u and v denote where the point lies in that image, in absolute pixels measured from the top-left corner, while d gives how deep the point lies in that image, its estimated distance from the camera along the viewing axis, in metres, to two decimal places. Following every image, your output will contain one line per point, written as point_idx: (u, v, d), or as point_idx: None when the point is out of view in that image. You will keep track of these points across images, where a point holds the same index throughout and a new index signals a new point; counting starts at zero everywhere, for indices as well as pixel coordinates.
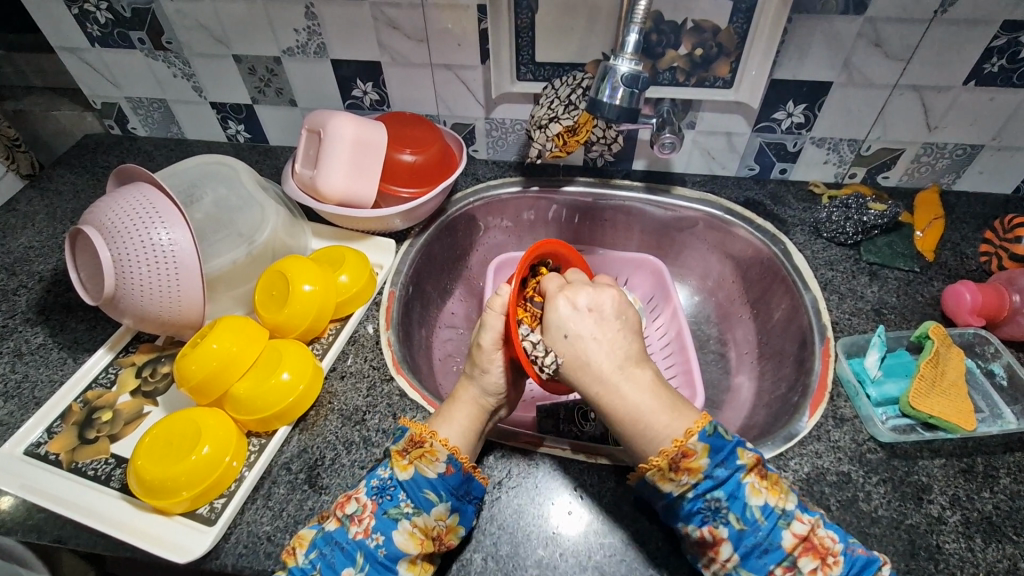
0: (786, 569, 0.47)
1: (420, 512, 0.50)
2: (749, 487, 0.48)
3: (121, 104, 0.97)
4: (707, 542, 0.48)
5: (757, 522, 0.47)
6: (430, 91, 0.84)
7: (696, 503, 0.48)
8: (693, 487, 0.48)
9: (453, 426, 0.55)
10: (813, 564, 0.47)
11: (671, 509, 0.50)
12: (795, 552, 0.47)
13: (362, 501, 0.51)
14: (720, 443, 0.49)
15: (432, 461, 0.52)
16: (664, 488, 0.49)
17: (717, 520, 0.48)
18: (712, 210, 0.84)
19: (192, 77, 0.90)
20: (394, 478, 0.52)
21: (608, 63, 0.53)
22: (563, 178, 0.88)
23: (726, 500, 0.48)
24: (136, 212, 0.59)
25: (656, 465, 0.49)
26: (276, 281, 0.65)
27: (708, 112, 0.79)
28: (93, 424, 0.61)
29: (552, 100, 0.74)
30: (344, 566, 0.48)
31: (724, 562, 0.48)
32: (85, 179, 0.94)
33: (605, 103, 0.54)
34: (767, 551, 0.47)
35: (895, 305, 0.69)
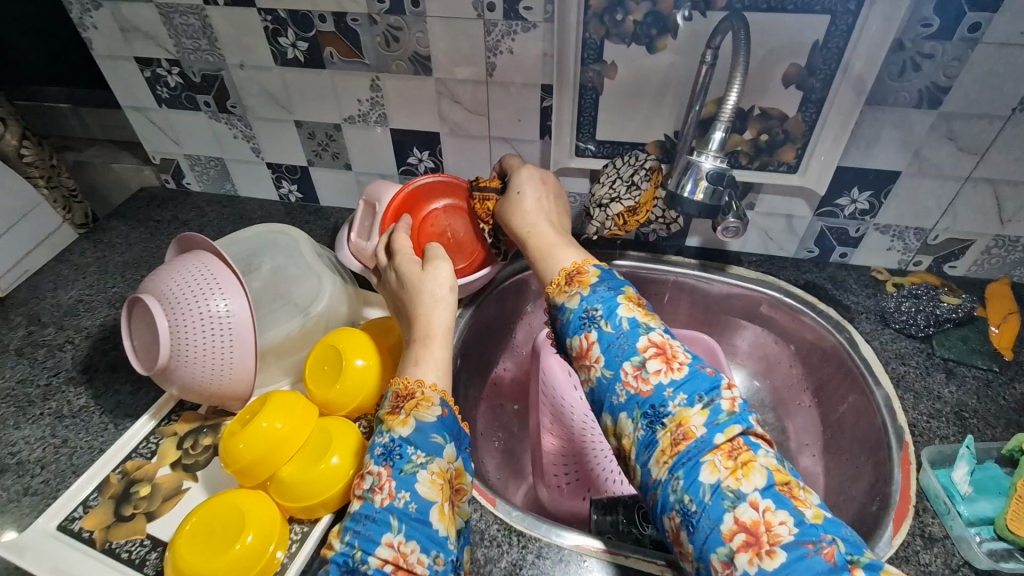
0: (636, 368, 0.48)
1: (433, 459, 0.48)
2: (623, 304, 0.52)
3: (179, 160, 0.99)
4: (583, 349, 0.52)
5: (623, 328, 0.50)
6: (486, 162, 0.84)
7: (577, 315, 0.53)
8: (581, 297, 0.54)
9: (430, 366, 0.55)
10: (660, 366, 0.48)
11: (564, 322, 0.54)
12: (647, 353, 0.48)
13: (375, 471, 0.48)
14: (608, 273, 0.56)
15: (427, 406, 0.51)
16: (559, 301, 0.56)
17: (591, 326, 0.52)
18: (771, 293, 0.81)
19: (251, 138, 0.91)
20: (396, 436, 0.49)
21: (693, 159, 0.56)
22: (616, 252, 0.86)
23: (602, 309, 0.52)
24: (196, 283, 0.58)
25: (556, 284, 0.57)
26: (328, 355, 0.63)
27: (768, 195, 0.77)
28: (130, 499, 0.58)
29: (613, 179, 0.73)
30: (382, 534, 0.45)
31: (594, 364, 0.50)
32: (138, 232, 0.95)
33: (686, 198, 0.56)
34: (624, 349, 0.49)
35: (977, 409, 0.65)
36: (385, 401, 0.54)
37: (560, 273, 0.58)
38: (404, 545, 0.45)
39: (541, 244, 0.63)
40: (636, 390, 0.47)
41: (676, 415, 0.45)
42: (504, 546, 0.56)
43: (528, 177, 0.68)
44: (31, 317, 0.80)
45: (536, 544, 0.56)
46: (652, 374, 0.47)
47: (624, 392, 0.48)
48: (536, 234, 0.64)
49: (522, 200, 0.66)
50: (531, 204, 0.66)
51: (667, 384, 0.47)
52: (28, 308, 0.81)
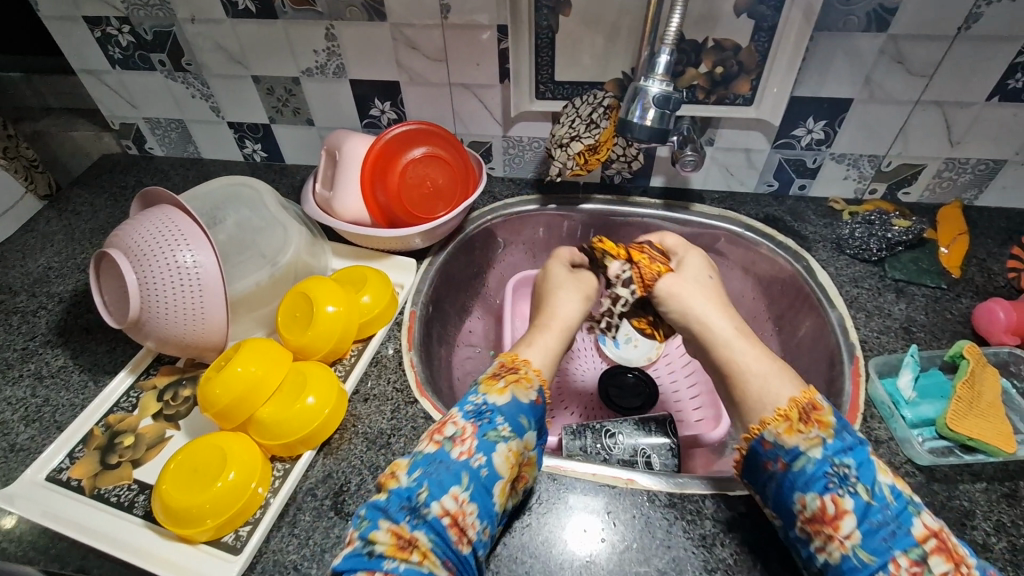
0: (914, 562, 0.43)
1: (516, 437, 0.52)
2: (877, 467, 0.48)
3: (139, 124, 0.97)
4: (828, 513, 0.46)
5: (887, 500, 0.46)
6: (449, 111, 0.84)
7: (822, 467, 0.48)
8: (824, 445, 0.49)
9: (534, 349, 0.62)
10: (946, 566, 0.42)
11: (808, 481, 0.48)
12: (927, 545, 0.43)
13: (461, 424, 0.52)
14: (840, 416, 0.51)
15: (526, 387, 0.56)
16: (787, 440, 0.50)
17: (843, 489, 0.47)
18: (732, 227, 0.83)
19: (211, 97, 0.90)
20: (490, 403, 0.54)
21: (640, 85, 0.55)
22: (581, 196, 0.88)
23: (855, 469, 0.47)
24: (161, 236, 0.59)
25: (780, 417, 0.51)
26: (299, 303, 0.64)
27: (727, 129, 0.79)
28: (114, 449, 0.60)
29: (572, 119, 0.73)
30: (451, 484, 0.48)
31: (843, 539, 0.45)
32: (103, 199, 0.94)
33: (635, 124, 0.56)
34: (893, 534, 0.44)
35: (925, 323, 0.68)
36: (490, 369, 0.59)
37: (787, 405, 0.52)
38: (466, 503, 0.48)
39: (730, 349, 0.60)
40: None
41: None
42: None
43: (699, 263, 0.70)
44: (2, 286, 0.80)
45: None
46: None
47: None
48: (723, 330, 0.62)
49: (694, 287, 0.66)
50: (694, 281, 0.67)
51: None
52: None
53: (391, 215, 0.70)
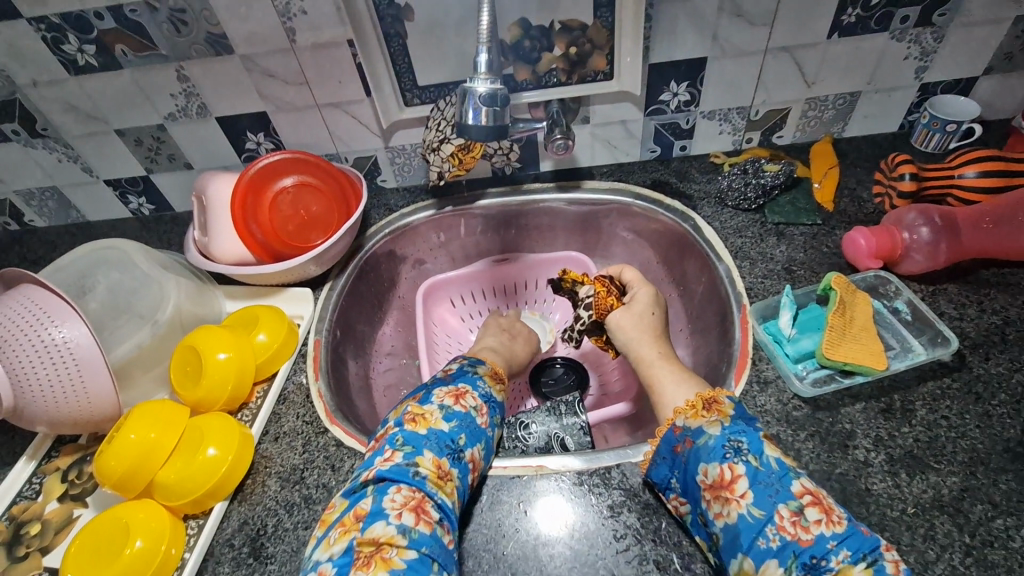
0: (792, 513, 0.46)
1: (502, 425, 0.63)
2: (770, 442, 0.50)
3: (12, 198, 0.93)
4: (725, 479, 0.49)
5: (774, 467, 0.48)
6: (324, 131, 0.83)
7: (720, 440, 0.50)
8: (723, 425, 0.51)
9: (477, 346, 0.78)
10: (819, 515, 0.45)
11: (731, 459, 0.49)
12: (804, 499, 0.46)
13: (478, 402, 0.61)
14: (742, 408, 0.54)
15: (507, 388, 0.69)
16: (693, 424, 0.52)
17: (738, 459, 0.49)
18: (622, 198, 0.85)
19: (78, 158, 0.87)
20: (495, 395, 0.64)
21: (466, 86, 0.53)
22: (473, 194, 0.88)
23: (747, 441, 0.50)
24: (23, 318, 0.57)
25: (688, 407, 0.54)
26: (189, 356, 0.63)
27: (598, 105, 0.80)
28: (20, 540, 0.59)
29: (439, 122, 0.73)
30: (477, 442, 0.57)
31: (739, 499, 0.47)
32: None
33: (471, 126, 0.54)
34: (778, 490, 0.47)
35: (804, 260, 0.71)
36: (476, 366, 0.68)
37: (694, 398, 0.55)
38: (480, 460, 0.56)
39: (651, 369, 0.65)
40: (795, 538, 0.45)
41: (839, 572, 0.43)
42: None
43: (646, 300, 0.72)
44: None
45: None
46: (812, 524, 0.45)
47: (776, 536, 0.45)
48: (648, 356, 0.67)
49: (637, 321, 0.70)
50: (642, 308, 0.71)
51: (830, 537, 0.44)
52: None
53: (272, 249, 0.69)
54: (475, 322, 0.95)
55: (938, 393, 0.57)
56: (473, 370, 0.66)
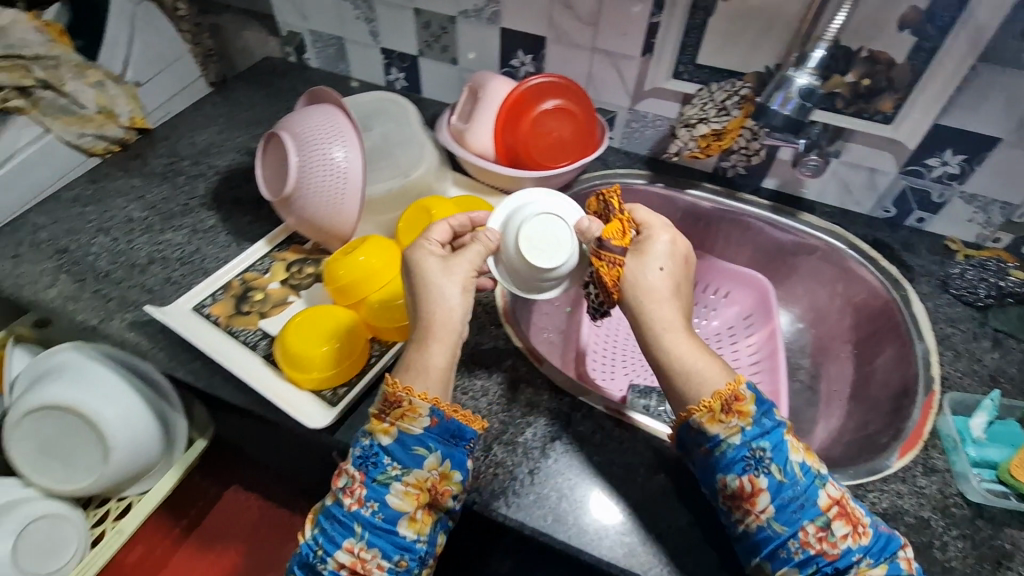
0: (819, 529, 0.48)
1: (409, 471, 0.51)
2: (789, 443, 0.50)
3: (303, 35, 1.08)
4: (745, 492, 0.49)
5: (797, 477, 0.49)
6: (584, 74, 0.87)
7: (741, 451, 0.50)
8: (743, 432, 0.50)
9: (427, 372, 0.53)
10: (846, 529, 0.48)
11: (756, 475, 0.49)
12: (830, 512, 0.48)
13: (351, 473, 0.52)
14: (761, 399, 0.52)
15: (414, 419, 0.52)
16: (712, 430, 0.51)
17: (758, 470, 0.49)
18: (835, 242, 0.83)
19: (372, 22, 0.98)
20: (376, 444, 0.52)
21: (789, 75, 0.61)
22: (689, 181, 0.90)
23: (770, 451, 0.49)
24: (324, 129, 0.68)
25: (705, 407, 0.51)
26: (420, 216, 0.72)
27: (857, 144, 0.78)
28: (247, 299, 0.71)
29: (705, 101, 0.75)
30: (345, 538, 0.51)
31: (760, 513, 0.49)
32: (261, 95, 1.06)
33: (774, 110, 0.62)
34: (802, 507, 0.48)
35: (1015, 378, 0.67)
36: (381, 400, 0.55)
37: (710, 397, 0.51)
38: (364, 551, 0.50)
39: (661, 334, 0.55)
40: (820, 552, 0.47)
41: (856, 573, 0.47)
42: (544, 396, 0.64)
43: (635, 268, 0.57)
44: (173, 150, 0.94)
45: (552, 386, 0.65)
46: (839, 538, 0.47)
47: (799, 549, 0.48)
48: (663, 320, 0.55)
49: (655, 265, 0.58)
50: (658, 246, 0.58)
51: (856, 550, 0.47)
52: (169, 143, 0.95)
53: (515, 158, 0.76)
54: None
55: None
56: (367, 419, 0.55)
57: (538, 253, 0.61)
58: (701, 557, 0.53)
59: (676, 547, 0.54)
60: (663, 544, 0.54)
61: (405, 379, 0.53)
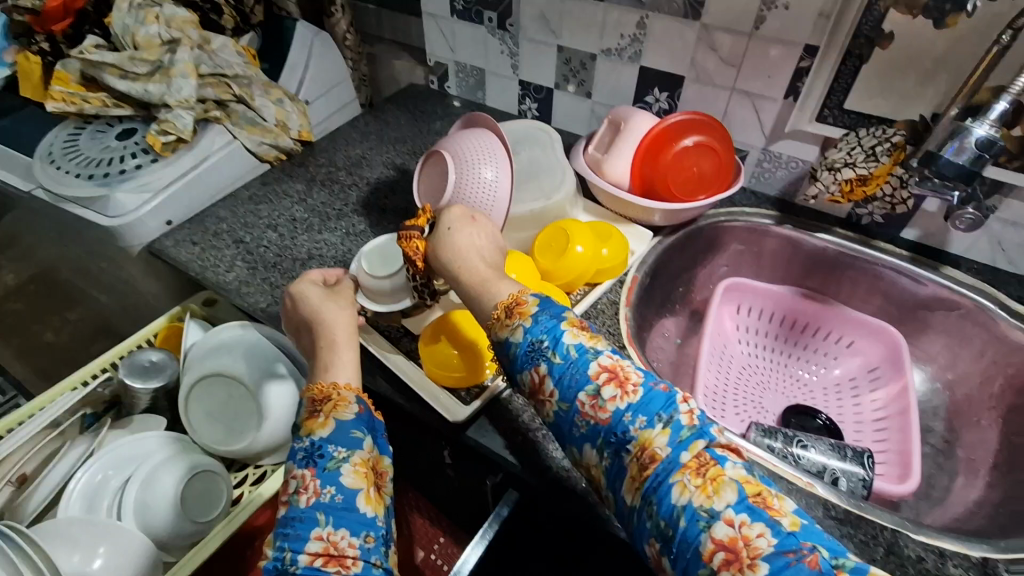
0: (591, 398, 0.49)
1: (353, 451, 0.53)
2: (567, 331, 0.53)
3: (448, 65, 1.18)
4: (537, 384, 0.52)
5: (571, 357, 0.51)
6: (720, 113, 0.89)
7: (524, 345, 0.53)
8: (524, 330, 0.54)
9: (342, 368, 0.61)
10: (614, 391, 0.49)
11: (557, 368, 0.51)
12: (599, 379, 0.50)
13: (298, 474, 0.52)
14: (546, 302, 0.56)
15: (344, 406, 0.56)
16: (503, 336, 0.55)
17: (540, 359, 0.52)
18: (984, 301, 0.78)
19: (515, 56, 1.06)
20: (317, 438, 0.53)
21: (966, 125, 0.61)
22: (820, 225, 0.88)
23: (548, 340, 0.53)
24: (480, 151, 0.74)
25: (497, 318, 0.57)
26: (556, 236, 0.77)
27: (1018, 200, 0.74)
28: None
29: (852, 147, 0.76)
30: (309, 530, 0.48)
31: (602, 412, 0.49)
32: (406, 117, 1.17)
33: (945, 158, 0.62)
34: (575, 379, 0.50)
35: None
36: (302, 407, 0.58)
37: (501, 304, 0.57)
38: (334, 534, 0.48)
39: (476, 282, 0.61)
40: (597, 420, 0.49)
41: (640, 440, 0.47)
42: None
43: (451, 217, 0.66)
44: (330, 161, 1.05)
45: None
46: (609, 400, 0.49)
47: (584, 423, 0.50)
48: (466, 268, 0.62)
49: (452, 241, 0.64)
50: (460, 237, 0.64)
51: (625, 409, 0.48)
52: (327, 155, 1.07)
53: (652, 189, 0.79)
54: (747, 336, 0.94)
55: None
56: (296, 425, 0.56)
57: (382, 266, 0.74)
58: None
59: None
60: None
61: (323, 378, 0.59)
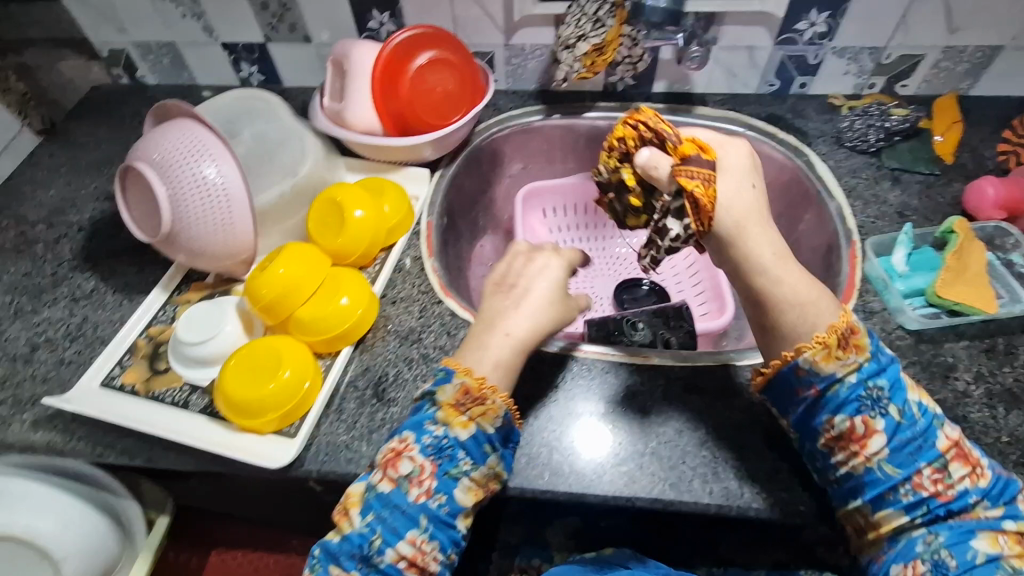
0: (936, 471, 0.48)
1: (477, 467, 0.51)
2: (906, 385, 0.50)
3: (129, 50, 0.94)
4: (857, 433, 0.49)
5: (916, 418, 0.49)
6: (450, 19, 0.82)
7: (856, 391, 0.49)
8: (860, 369, 0.50)
9: (493, 364, 0.54)
10: (963, 470, 0.48)
11: (825, 396, 0.50)
12: (948, 455, 0.49)
13: (418, 460, 0.51)
14: (872, 336, 0.52)
15: (491, 417, 0.52)
16: (827, 368, 0.49)
17: (875, 411, 0.49)
18: (734, 127, 0.85)
19: (203, 17, 0.87)
20: (453, 436, 0.51)
21: None
22: (584, 104, 0.88)
23: (888, 392, 0.49)
24: (185, 147, 0.60)
25: (819, 344, 0.49)
26: (328, 210, 0.67)
27: (730, 26, 0.79)
28: (161, 357, 0.64)
29: (577, 17, 0.72)
30: (406, 531, 0.49)
31: (872, 455, 0.49)
32: (103, 130, 0.93)
33: None
34: (920, 448, 0.49)
35: (919, 208, 0.72)
36: (444, 386, 0.53)
37: (827, 331, 0.50)
38: (426, 544, 0.50)
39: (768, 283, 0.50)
40: (932, 493, 0.48)
41: (972, 514, 0.47)
42: None
43: (735, 179, 0.51)
44: (18, 217, 0.81)
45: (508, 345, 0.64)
46: (957, 479, 0.48)
47: (911, 492, 0.48)
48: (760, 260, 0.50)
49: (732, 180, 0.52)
50: (738, 166, 0.52)
51: (974, 492, 0.48)
52: (12, 210, 0.82)
53: (406, 125, 0.71)
54: (562, 234, 0.96)
55: None
56: (432, 405, 0.53)
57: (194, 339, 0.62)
58: (698, 461, 0.55)
59: (671, 460, 0.55)
60: (659, 462, 0.55)
61: (477, 364, 0.54)
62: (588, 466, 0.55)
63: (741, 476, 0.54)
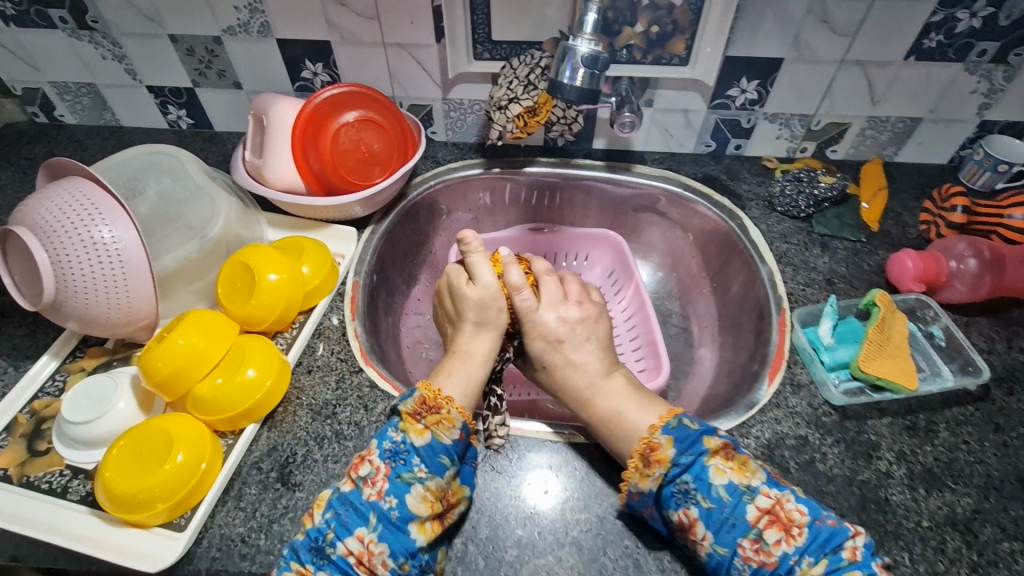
0: (753, 541, 0.47)
1: (433, 476, 0.50)
2: (714, 468, 0.50)
3: (45, 89, 0.89)
4: (684, 524, 0.49)
5: (724, 501, 0.48)
6: (385, 72, 0.80)
7: (667, 490, 0.50)
8: (665, 478, 0.51)
9: (454, 380, 0.57)
10: (778, 535, 0.47)
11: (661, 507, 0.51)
12: (760, 524, 0.47)
13: (374, 463, 0.51)
14: (683, 436, 0.52)
15: (447, 427, 0.53)
16: (642, 484, 0.51)
17: (687, 502, 0.49)
18: (670, 187, 0.85)
19: (124, 59, 0.83)
20: (408, 442, 0.52)
21: (569, 45, 0.61)
22: (524, 160, 0.87)
23: (693, 483, 0.50)
24: (72, 209, 0.55)
25: (628, 462, 0.53)
26: (239, 272, 0.63)
27: (664, 90, 0.79)
28: (43, 435, 0.58)
29: (510, 80, 0.73)
30: (356, 525, 0.48)
31: (702, 540, 0.48)
32: (11, 173, 0.87)
33: (566, 84, 0.61)
34: (733, 524, 0.48)
35: (845, 274, 0.73)
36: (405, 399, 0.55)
37: (639, 443, 0.53)
38: (374, 544, 0.48)
39: (591, 396, 0.58)
40: (760, 563, 0.47)
41: None
42: None
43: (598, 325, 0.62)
44: None
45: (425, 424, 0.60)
46: (773, 545, 0.47)
47: (745, 565, 0.47)
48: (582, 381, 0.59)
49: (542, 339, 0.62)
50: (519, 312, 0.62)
51: (792, 552, 0.46)
52: None
53: (325, 182, 0.69)
54: None
55: (962, 419, 0.60)
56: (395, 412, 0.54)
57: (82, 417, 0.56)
58: (618, 551, 0.52)
59: (592, 551, 0.52)
60: (579, 552, 0.52)
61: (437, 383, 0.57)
62: (504, 560, 0.52)
63: (664, 570, 0.51)
